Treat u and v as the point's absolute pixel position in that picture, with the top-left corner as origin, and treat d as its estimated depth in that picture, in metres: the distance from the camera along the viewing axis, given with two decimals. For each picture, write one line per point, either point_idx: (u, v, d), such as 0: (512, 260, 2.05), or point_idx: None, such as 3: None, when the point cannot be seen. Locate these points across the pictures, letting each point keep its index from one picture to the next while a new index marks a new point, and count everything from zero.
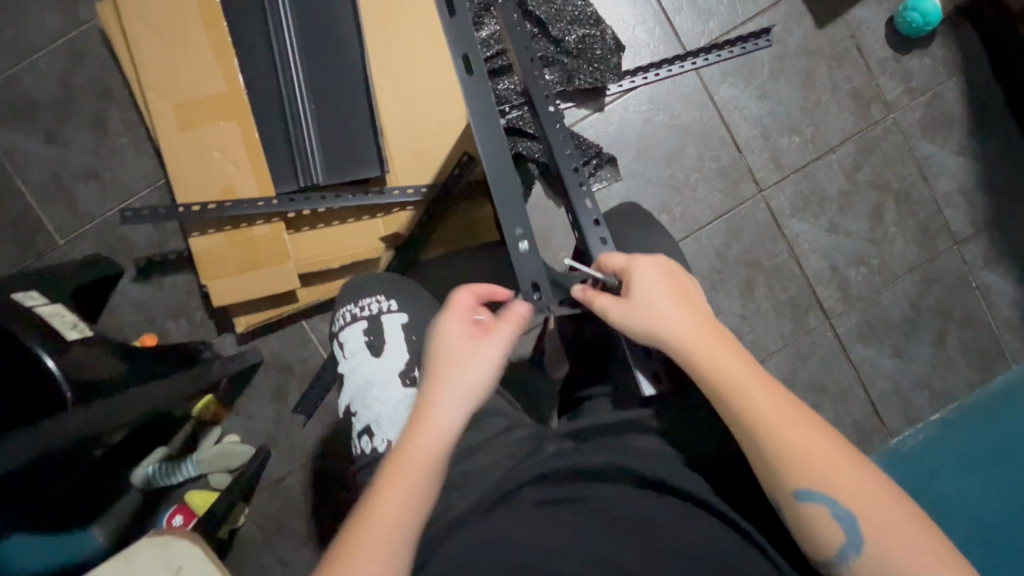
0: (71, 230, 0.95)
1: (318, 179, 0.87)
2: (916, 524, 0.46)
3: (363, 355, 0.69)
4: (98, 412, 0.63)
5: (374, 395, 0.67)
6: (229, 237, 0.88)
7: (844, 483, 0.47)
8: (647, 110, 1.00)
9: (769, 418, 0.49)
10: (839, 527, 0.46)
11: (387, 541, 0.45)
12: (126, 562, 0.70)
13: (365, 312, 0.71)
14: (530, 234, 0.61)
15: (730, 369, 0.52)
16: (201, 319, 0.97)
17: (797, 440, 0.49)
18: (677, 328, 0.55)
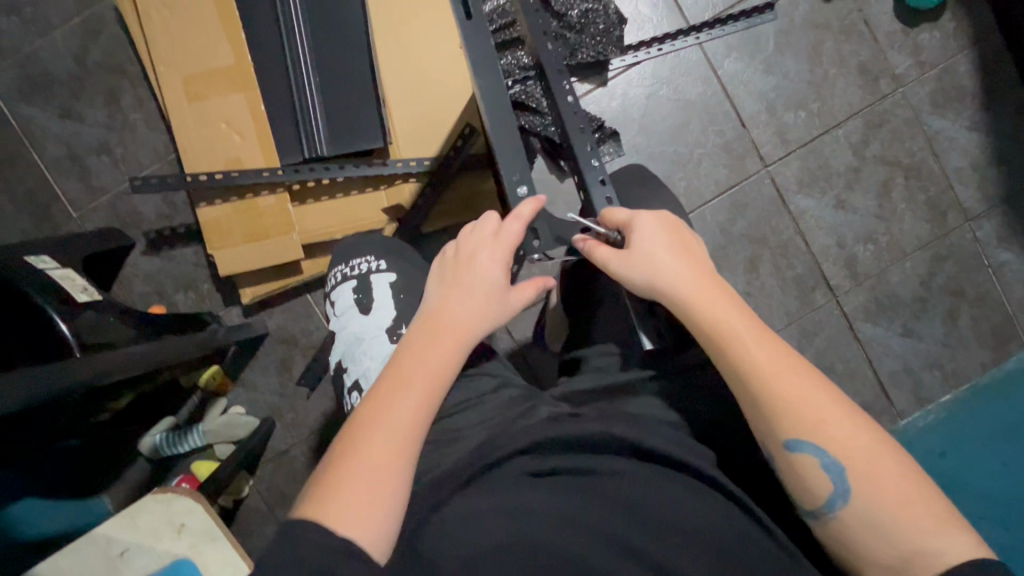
0: (84, 203, 0.98)
1: (321, 150, 0.88)
2: (913, 480, 0.43)
3: (352, 312, 0.71)
4: (93, 366, 0.65)
5: (362, 351, 0.68)
6: (234, 207, 0.89)
7: (837, 434, 0.45)
8: (650, 84, 1.00)
9: (765, 366, 0.47)
10: (827, 479, 0.44)
11: (374, 470, 0.46)
12: (132, 519, 0.71)
13: (354, 272, 0.73)
14: (529, 180, 0.62)
15: (726, 318, 0.50)
16: (209, 291, 0.99)
17: (792, 389, 0.46)
18: (671, 279, 0.53)
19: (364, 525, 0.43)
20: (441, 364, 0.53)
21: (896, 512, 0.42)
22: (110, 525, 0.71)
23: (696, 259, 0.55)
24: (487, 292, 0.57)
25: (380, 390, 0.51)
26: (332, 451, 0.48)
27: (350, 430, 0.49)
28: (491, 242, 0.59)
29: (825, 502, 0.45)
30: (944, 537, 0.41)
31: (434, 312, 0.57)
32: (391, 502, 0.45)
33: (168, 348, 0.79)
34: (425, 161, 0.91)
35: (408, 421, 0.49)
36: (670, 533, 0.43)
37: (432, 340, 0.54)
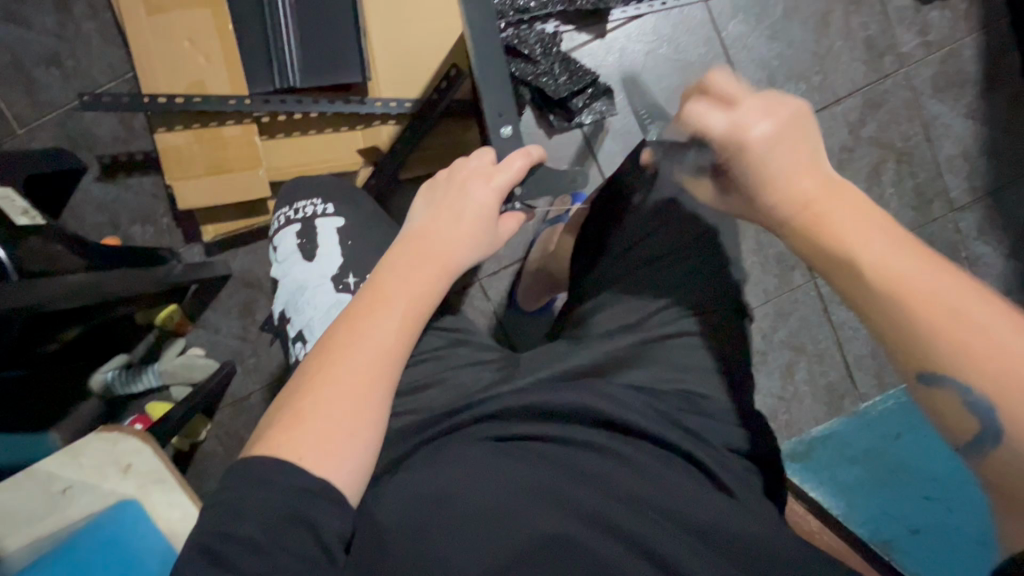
0: (31, 119, 0.90)
1: (293, 82, 0.81)
2: None
3: (295, 257, 0.67)
4: (22, 291, 0.59)
5: (305, 300, 0.65)
6: (196, 135, 0.83)
7: (981, 354, 0.36)
8: (650, 41, 0.95)
9: (888, 261, 0.39)
10: (967, 409, 0.37)
11: (337, 422, 0.42)
12: (75, 457, 0.68)
13: (299, 215, 0.68)
14: (514, 121, 0.58)
15: (841, 232, 0.41)
16: (168, 226, 0.93)
17: (929, 311, 0.37)
18: (777, 187, 0.45)
19: (333, 459, 0.41)
20: (425, 290, 0.50)
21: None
22: (52, 460, 0.67)
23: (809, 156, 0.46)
24: (477, 224, 0.53)
25: (357, 311, 0.47)
26: (296, 379, 0.45)
27: (305, 369, 0.45)
28: (489, 170, 0.55)
29: (973, 434, 0.37)
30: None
31: (420, 234, 0.53)
32: (361, 435, 0.43)
33: (120, 282, 0.74)
34: (406, 102, 0.86)
35: (387, 347, 0.46)
36: (640, 505, 0.42)
37: (416, 264, 0.50)
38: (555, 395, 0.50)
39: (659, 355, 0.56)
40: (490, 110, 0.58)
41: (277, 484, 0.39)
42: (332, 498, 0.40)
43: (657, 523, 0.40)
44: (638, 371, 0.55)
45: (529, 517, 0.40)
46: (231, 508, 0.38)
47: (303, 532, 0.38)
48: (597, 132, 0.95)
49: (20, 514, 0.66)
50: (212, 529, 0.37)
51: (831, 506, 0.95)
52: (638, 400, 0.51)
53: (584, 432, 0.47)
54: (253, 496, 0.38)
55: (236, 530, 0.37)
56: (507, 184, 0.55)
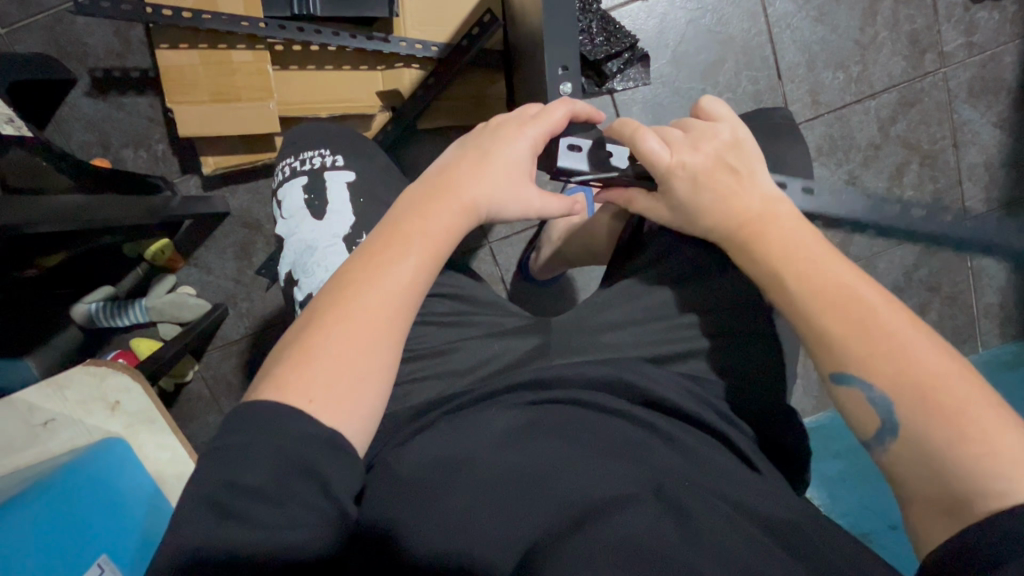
0: (14, 19, 0.81)
1: (314, 10, 0.75)
2: (982, 404, 0.36)
3: (302, 215, 0.59)
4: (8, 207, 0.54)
5: (315, 261, 0.58)
6: (203, 57, 0.76)
7: (888, 367, 0.38)
8: (694, 9, 0.90)
9: (815, 289, 0.42)
10: (870, 409, 0.39)
11: (346, 359, 0.40)
12: (59, 390, 0.64)
13: (305, 167, 0.61)
14: (575, 78, 0.57)
15: (771, 248, 0.45)
16: (164, 153, 0.87)
17: (850, 320, 0.40)
18: (702, 205, 0.49)
19: (342, 404, 0.39)
20: (443, 228, 0.46)
21: (963, 448, 0.34)
22: (34, 392, 0.64)
23: (752, 185, 0.49)
24: (506, 169, 0.50)
25: (372, 247, 0.45)
26: (309, 311, 0.43)
27: (316, 303, 0.43)
28: (525, 120, 0.52)
29: (872, 436, 0.39)
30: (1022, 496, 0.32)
31: (445, 174, 0.50)
32: (372, 379, 0.40)
33: (112, 210, 0.69)
34: (433, 45, 0.79)
35: (400, 283, 0.43)
36: (679, 478, 0.40)
37: (436, 201, 0.47)
38: (594, 370, 0.48)
39: (698, 339, 0.53)
40: (549, 62, 0.56)
41: (287, 431, 0.36)
42: (346, 452, 0.37)
43: (705, 494, 0.39)
44: (678, 352, 0.52)
45: (564, 476, 0.38)
46: (237, 455, 0.35)
47: (312, 484, 0.35)
48: (627, 100, 0.91)
49: None
50: (221, 476, 0.34)
51: (814, 498, 0.90)
52: (669, 379, 0.49)
53: (626, 405, 0.46)
54: (259, 444, 0.35)
55: (247, 479, 0.34)
56: (541, 133, 0.51)
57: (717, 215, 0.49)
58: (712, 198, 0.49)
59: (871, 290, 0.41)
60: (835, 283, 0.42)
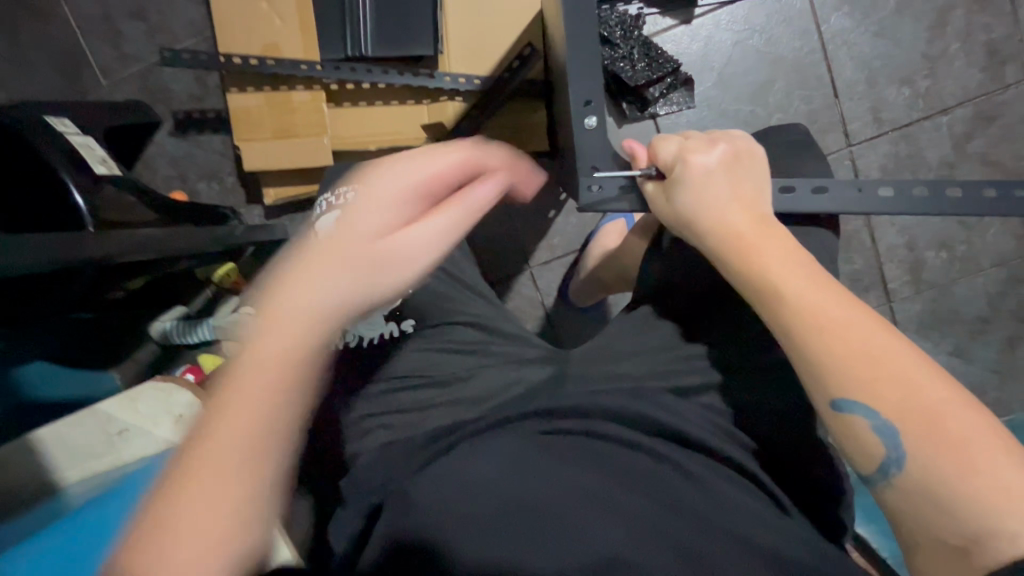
0: (113, 70, 0.92)
1: (365, 51, 0.80)
2: (989, 435, 0.32)
3: None
4: (96, 237, 0.58)
5: None
6: (267, 98, 0.83)
7: (894, 395, 0.34)
8: (740, 30, 0.88)
9: (815, 309, 0.38)
10: (877, 440, 0.34)
11: (199, 481, 0.36)
12: (132, 401, 0.72)
13: (338, 201, 0.60)
14: (599, 111, 0.55)
15: (769, 265, 0.41)
16: (232, 185, 0.95)
17: (850, 341, 0.36)
18: (707, 205, 0.44)
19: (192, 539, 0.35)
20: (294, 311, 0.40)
21: (979, 489, 0.31)
22: (112, 404, 0.72)
23: (752, 200, 0.45)
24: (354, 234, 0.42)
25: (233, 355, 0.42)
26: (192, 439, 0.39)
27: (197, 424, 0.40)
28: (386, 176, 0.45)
29: (875, 470, 0.35)
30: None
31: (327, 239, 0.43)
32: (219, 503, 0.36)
33: (186, 240, 0.74)
34: (475, 79, 0.83)
35: (269, 354, 0.39)
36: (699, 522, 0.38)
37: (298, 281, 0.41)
38: (615, 402, 0.47)
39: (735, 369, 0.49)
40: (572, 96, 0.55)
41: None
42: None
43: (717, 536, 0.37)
44: (704, 384, 0.49)
45: (560, 512, 0.38)
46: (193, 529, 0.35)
47: None
48: (671, 124, 0.89)
49: (79, 451, 0.69)
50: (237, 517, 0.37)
51: None
52: (693, 414, 0.47)
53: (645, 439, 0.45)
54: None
55: None
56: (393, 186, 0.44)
57: (718, 219, 0.44)
58: (722, 200, 0.44)
59: (864, 311, 0.38)
60: (832, 303, 0.38)
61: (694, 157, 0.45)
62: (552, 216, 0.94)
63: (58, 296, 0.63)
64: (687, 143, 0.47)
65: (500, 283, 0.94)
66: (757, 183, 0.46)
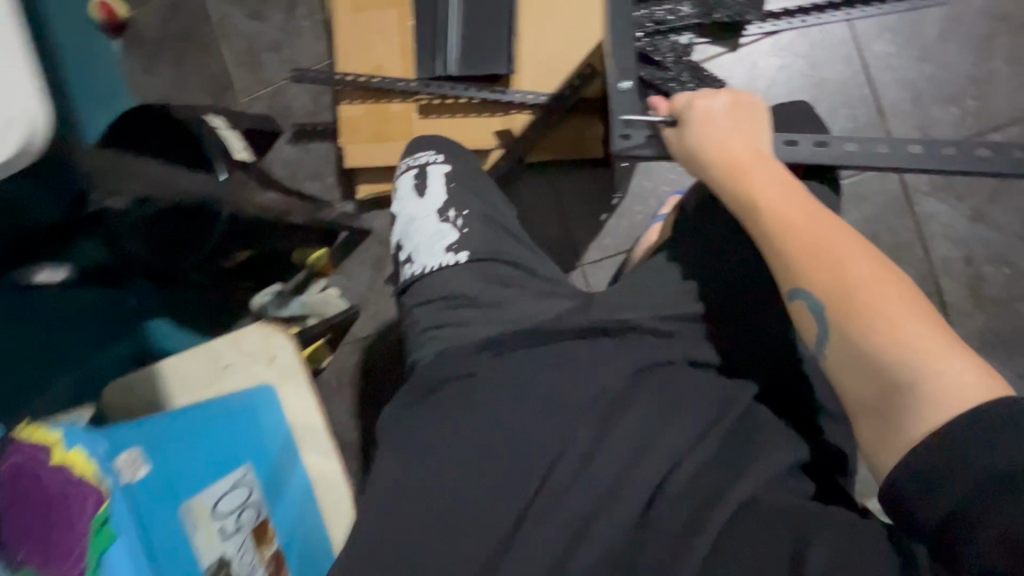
0: (252, 91, 1.15)
1: (452, 70, 0.95)
2: (908, 311, 0.42)
3: (409, 195, 0.70)
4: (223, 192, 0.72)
5: (414, 229, 0.67)
6: (369, 108, 1.00)
7: (836, 283, 0.45)
8: (784, 56, 0.97)
9: (788, 225, 0.49)
10: (820, 316, 0.45)
11: None
12: (238, 337, 0.84)
13: (416, 163, 0.71)
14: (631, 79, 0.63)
15: (752, 187, 0.52)
16: (331, 185, 1.12)
17: (810, 246, 0.47)
18: (708, 145, 0.55)
19: None
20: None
21: (892, 346, 0.41)
22: (221, 341, 0.84)
23: (748, 137, 0.55)
24: None
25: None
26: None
27: None
28: None
29: (816, 338, 0.46)
30: (945, 391, 0.39)
31: None
32: None
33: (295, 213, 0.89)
34: (542, 95, 0.96)
35: None
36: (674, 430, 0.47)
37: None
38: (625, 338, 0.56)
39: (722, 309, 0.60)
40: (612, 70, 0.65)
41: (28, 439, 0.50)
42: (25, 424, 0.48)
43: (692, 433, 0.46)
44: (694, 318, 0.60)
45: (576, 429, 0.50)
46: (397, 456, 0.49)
47: None
48: None
49: (195, 379, 0.84)
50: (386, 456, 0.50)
51: None
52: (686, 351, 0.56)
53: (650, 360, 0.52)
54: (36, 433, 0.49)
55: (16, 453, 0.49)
56: None
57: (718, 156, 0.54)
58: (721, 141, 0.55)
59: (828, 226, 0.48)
60: (802, 220, 0.49)
61: (701, 107, 0.56)
62: (604, 219, 1.04)
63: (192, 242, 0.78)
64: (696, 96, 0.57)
65: None
66: (756, 124, 0.56)
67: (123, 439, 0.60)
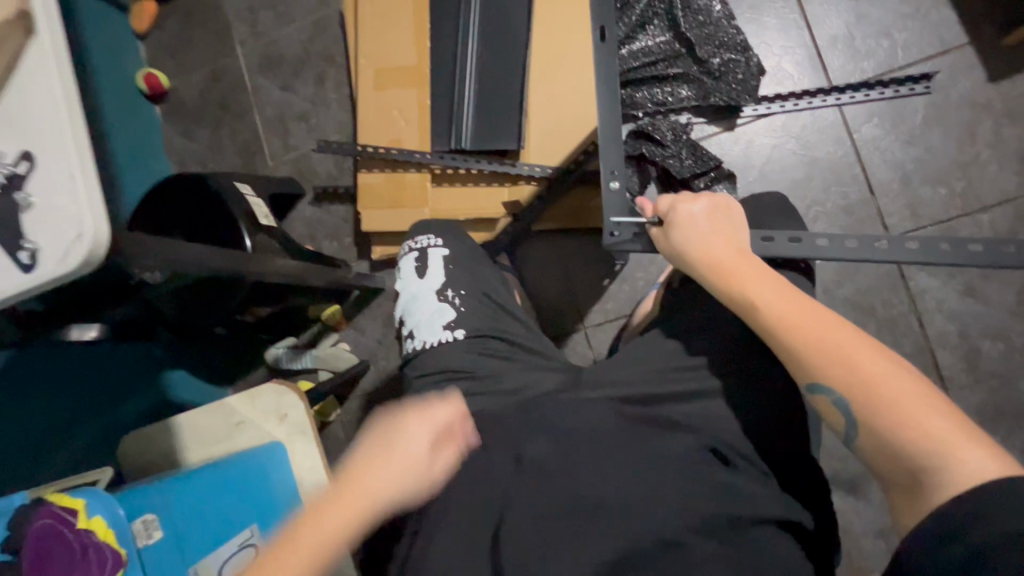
0: (279, 155, 1.23)
1: (464, 144, 1.02)
2: (920, 398, 0.42)
3: (410, 275, 0.74)
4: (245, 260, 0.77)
5: (415, 307, 0.71)
6: (387, 177, 1.07)
7: (841, 373, 0.45)
8: (778, 136, 1.03)
9: (780, 317, 0.49)
10: (836, 411, 0.45)
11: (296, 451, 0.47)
12: (252, 396, 0.88)
13: (416, 246, 0.76)
14: (622, 177, 0.68)
15: (744, 284, 0.53)
16: (348, 244, 1.19)
17: (805, 337, 0.47)
18: (696, 241, 0.57)
19: None
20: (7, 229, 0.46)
21: (910, 438, 0.41)
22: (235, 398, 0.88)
23: (732, 234, 0.57)
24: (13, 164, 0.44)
25: None
26: None
27: None
28: None
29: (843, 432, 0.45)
30: (969, 477, 0.37)
31: None
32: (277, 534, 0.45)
33: (310, 276, 0.94)
34: (547, 168, 1.01)
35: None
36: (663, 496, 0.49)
37: None
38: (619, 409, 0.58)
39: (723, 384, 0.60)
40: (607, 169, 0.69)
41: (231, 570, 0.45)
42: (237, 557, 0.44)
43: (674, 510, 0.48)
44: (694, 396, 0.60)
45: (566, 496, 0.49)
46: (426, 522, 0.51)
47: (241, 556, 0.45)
48: None
49: (209, 433, 0.88)
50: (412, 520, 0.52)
51: None
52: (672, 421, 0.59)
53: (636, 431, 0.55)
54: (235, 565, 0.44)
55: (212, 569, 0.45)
56: None
57: (707, 250, 0.56)
58: (710, 237, 0.57)
59: (825, 314, 0.49)
60: (794, 310, 0.49)
61: (681, 208, 0.59)
62: (606, 283, 1.09)
63: (219, 301, 0.84)
64: (675, 197, 0.61)
65: (556, 337, 1.09)
66: (733, 219, 0.59)
67: (131, 507, 0.65)
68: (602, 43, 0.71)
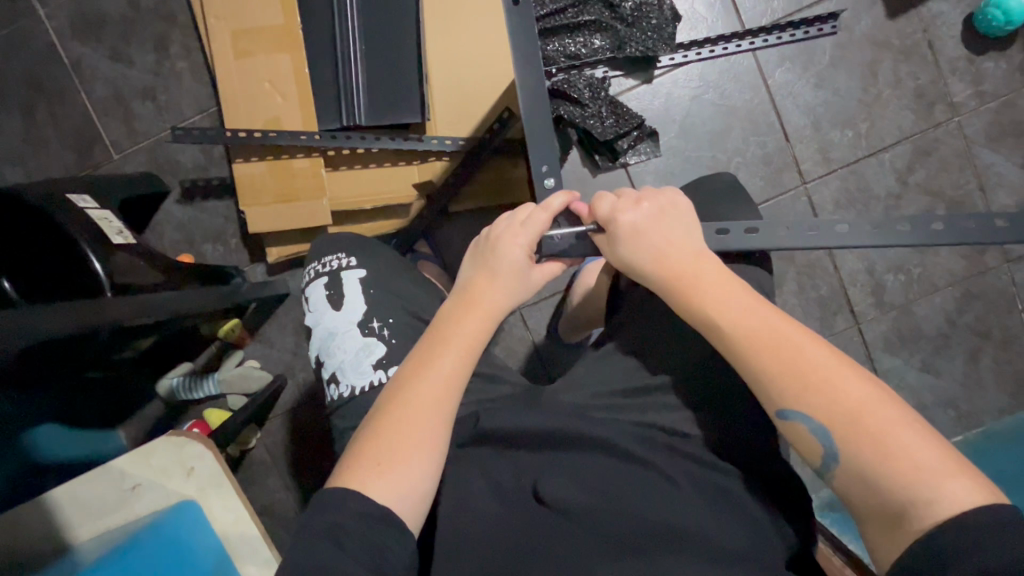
0: (126, 145, 1.00)
1: (359, 120, 0.88)
2: (900, 423, 0.41)
3: (324, 308, 0.65)
4: (87, 311, 0.60)
5: (336, 344, 0.63)
6: (270, 166, 0.90)
7: (821, 401, 0.43)
8: (696, 86, 0.98)
9: (750, 336, 0.47)
10: (815, 439, 0.43)
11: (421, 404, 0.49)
12: (147, 456, 0.74)
13: (325, 268, 0.67)
14: (553, 167, 0.64)
15: (706, 300, 0.49)
16: (236, 246, 1.01)
17: (780, 358, 0.45)
18: (650, 249, 0.53)
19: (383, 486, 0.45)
20: None
21: (896, 469, 0.39)
22: (125, 459, 0.74)
23: (688, 238, 0.53)
24: None
25: None
26: None
27: None
28: None
29: (819, 461, 0.43)
30: (957, 504, 0.37)
31: None
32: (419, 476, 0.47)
33: (193, 301, 0.78)
34: (458, 140, 0.90)
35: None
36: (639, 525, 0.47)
37: None
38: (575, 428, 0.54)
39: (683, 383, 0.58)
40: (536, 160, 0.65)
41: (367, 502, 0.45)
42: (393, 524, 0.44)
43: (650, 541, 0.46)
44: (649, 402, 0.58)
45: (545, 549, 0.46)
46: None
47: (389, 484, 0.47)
48: (640, 171, 0.98)
49: (96, 506, 0.73)
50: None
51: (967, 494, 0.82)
52: (633, 430, 0.55)
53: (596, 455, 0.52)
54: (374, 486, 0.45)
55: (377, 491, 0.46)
56: None
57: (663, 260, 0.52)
58: (663, 244, 0.53)
59: (794, 333, 0.46)
60: (762, 329, 0.46)
61: (628, 213, 0.54)
62: None
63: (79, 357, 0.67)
64: (616, 201, 0.55)
65: None
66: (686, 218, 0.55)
67: None
68: (514, 6, 0.62)
